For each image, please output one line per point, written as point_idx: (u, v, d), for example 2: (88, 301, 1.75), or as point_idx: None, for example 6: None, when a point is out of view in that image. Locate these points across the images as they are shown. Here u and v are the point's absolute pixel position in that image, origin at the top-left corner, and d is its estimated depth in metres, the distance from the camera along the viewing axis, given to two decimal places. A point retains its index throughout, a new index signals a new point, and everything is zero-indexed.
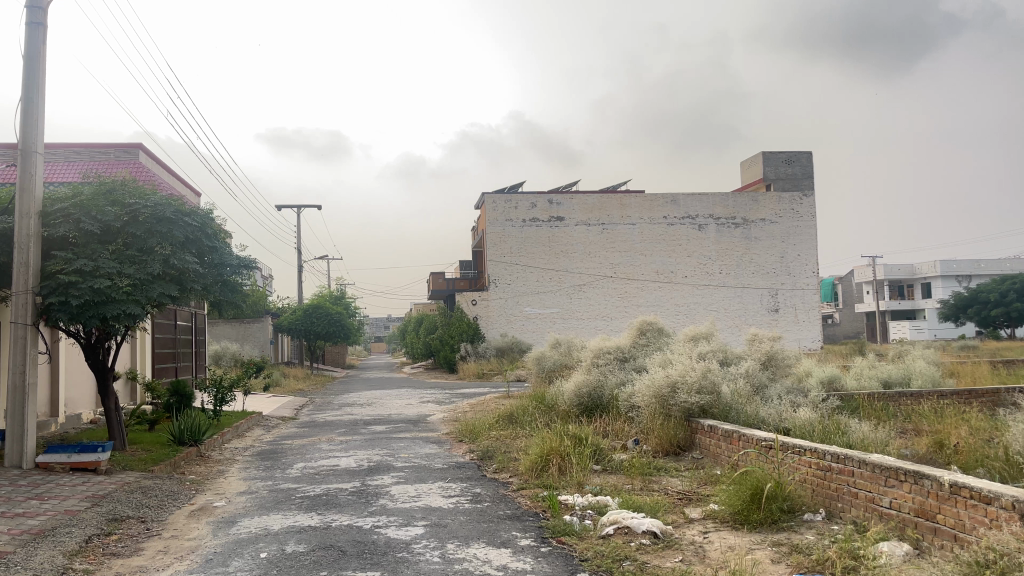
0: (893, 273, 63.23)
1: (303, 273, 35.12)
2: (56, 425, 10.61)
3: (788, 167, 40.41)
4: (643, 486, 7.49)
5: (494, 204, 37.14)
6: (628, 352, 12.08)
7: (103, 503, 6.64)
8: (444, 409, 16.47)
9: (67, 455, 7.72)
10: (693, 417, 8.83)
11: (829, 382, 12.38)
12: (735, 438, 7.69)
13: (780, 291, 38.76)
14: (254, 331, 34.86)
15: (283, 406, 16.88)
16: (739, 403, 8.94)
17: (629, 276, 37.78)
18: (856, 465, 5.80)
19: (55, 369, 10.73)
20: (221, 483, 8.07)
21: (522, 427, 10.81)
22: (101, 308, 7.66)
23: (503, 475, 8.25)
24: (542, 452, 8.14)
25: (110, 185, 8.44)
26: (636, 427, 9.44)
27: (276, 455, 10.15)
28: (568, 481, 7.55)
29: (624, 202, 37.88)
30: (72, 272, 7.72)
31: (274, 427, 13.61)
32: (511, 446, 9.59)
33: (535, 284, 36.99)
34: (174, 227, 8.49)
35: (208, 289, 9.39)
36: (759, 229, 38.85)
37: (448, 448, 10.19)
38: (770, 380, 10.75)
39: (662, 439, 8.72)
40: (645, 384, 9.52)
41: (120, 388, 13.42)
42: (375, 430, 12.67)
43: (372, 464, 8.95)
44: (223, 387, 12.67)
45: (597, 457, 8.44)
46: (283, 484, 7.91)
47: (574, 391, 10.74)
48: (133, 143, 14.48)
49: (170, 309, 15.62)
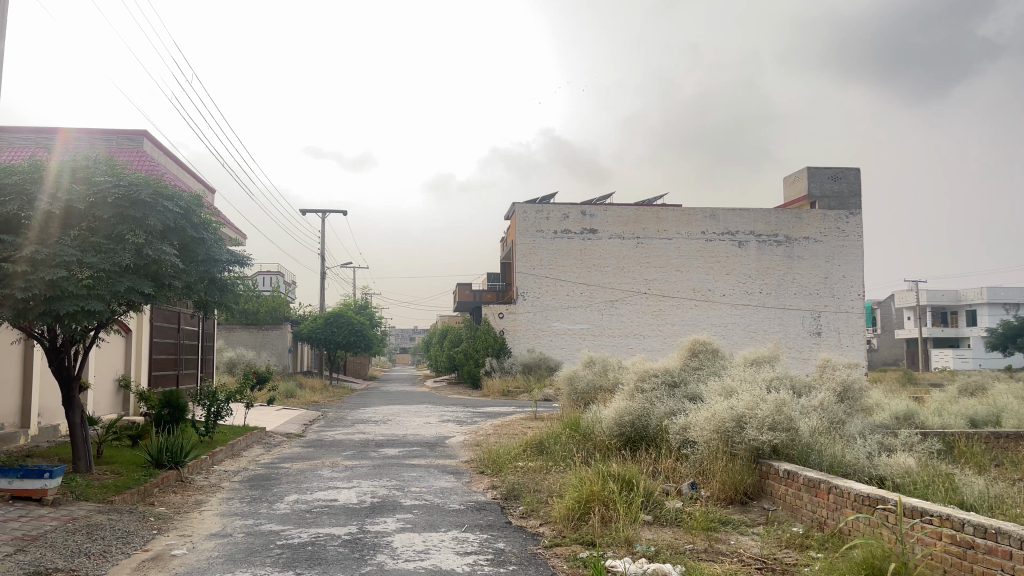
0: (936, 299, 60.73)
1: (324, 279, 33.90)
2: (26, 437, 9.46)
3: (833, 184, 38.52)
4: (708, 547, 5.97)
5: (526, 215, 35.83)
6: (679, 375, 10.48)
7: (30, 548, 5.19)
8: (466, 430, 15.03)
9: (7, 480, 6.32)
10: (763, 459, 7.33)
11: (908, 418, 10.75)
12: (824, 491, 6.22)
13: (823, 313, 36.83)
14: (272, 339, 33.89)
15: (290, 421, 15.51)
16: (821, 443, 7.37)
17: (664, 293, 36.10)
18: (1017, 546, 4.25)
19: (29, 373, 9.59)
20: (192, 521, 6.67)
21: (555, 460, 9.29)
22: (54, 305, 6.42)
23: (532, 523, 6.76)
24: (580, 497, 6.68)
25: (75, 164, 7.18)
26: (692, 467, 7.89)
27: (268, 483, 8.73)
28: (614, 537, 6.07)
29: (661, 216, 36.33)
30: (23, 260, 6.42)
31: (275, 446, 12.27)
32: (541, 484, 8.11)
33: (565, 298, 35.52)
34: (151, 213, 7.23)
35: (191, 287, 8.05)
36: (803, 248, 37.00)
37: (468, 483, 8.76)
38: (848, 414, 9.18)
39: (726, 485, 7.18)
40: (702, 416, 8.00)
41: (110, 396, 12.21)
42: (387, 455, 11.27)
43: (377, 501, 7.50)
44: (219, 400, 11.33)
45: (648, 506, 6.91)
46: (265, 525, 6.48)
47: (614, 419, 9.28)
48: (138, 130, 13.35)
49: (171, 311, 14.39)
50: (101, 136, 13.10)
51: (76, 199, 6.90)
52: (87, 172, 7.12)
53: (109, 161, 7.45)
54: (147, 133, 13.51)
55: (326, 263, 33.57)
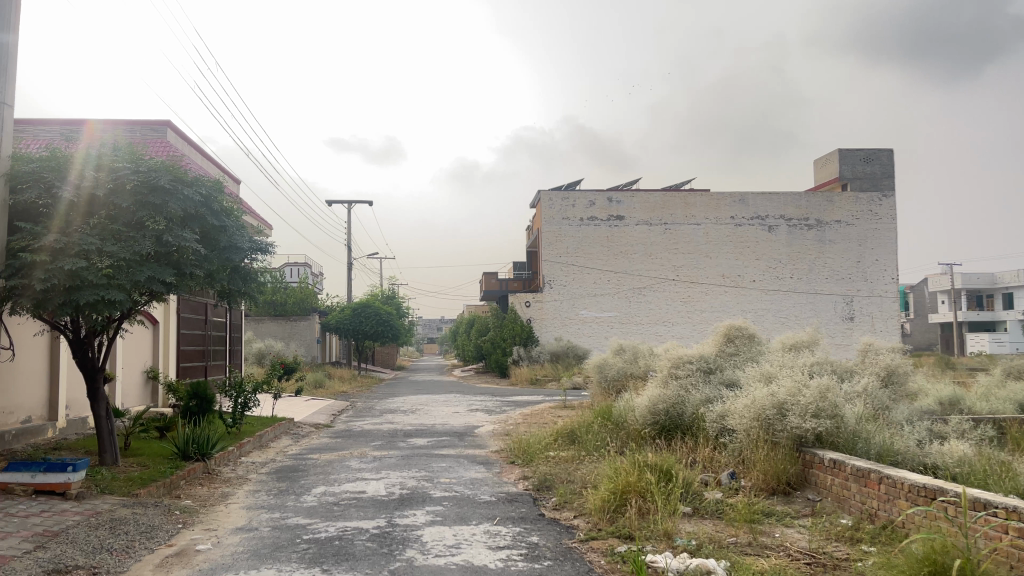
0: (972, 282, 59.34)
1: (351, 270, 33.84)
2: (54, 430, 9.41)
3: (866, 165, 37.65)
4: (752, 541, 5.69)
5: (551, 202, 35.50)
6: (714, 362, 10.13)
7: (51, 544, 5.05)
8: (494, 419, 14.83)
9: (30, 474, 6.21)
10: (806, 447, 7.01)
11: (954, 403, 10.32)
12: (875, 481, 5.91)
13: (856, 297, 36.13)
14: (301, 330, 34.00)
15: (318, 412, 15.43)
16: (868, 430, 7.03)
17: (693, 279, 35.60)
18: None
19: (56, 366, 9.53)
20: (218, 514, 6.52)
21: (587, 450, 9.03)
22: (73, 295, 6.31)
23: (565, 515, 6.53)
24: (615, 488, 6.42)
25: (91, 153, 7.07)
26: (731, 456, 7.57)
27: (296, 475, 8.58)
28: (652, 530, 5.81)
29: (689, 201, 35.75)
30: (41, 249, 6.33)
31: (303, 437, 12.14)
32: (574, 474, 7.85)
33: (592, 285, 35.20)
34: (172, 199, 7.10)
35: (214, 276, 7.91)
36: (834, 231, 36.24)
37: (498, 473, 8.53)
38: (893, 401, 8.81)
39: (768, 475, 6.88)
40: (741, 403, 7.68)
41: (139, 389, 12.16)
42: (416, 445, 11.10)
43: (405, 493, 7.30)
44: (246, 390, 11.21)
45: (687, 497, 6.63)
46: (292, 519, 6.31)
47: (648, 407, 9.00)
48: (161, 119, 13.24)
49: (197, 302, 14.33)
50: (124, 125, 13.02)
51: (92, 186, 6.80)
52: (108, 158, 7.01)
53: (128, 147, 7.34)
54: (170, 122, 13.39)
55: (351, 254, 33.52)
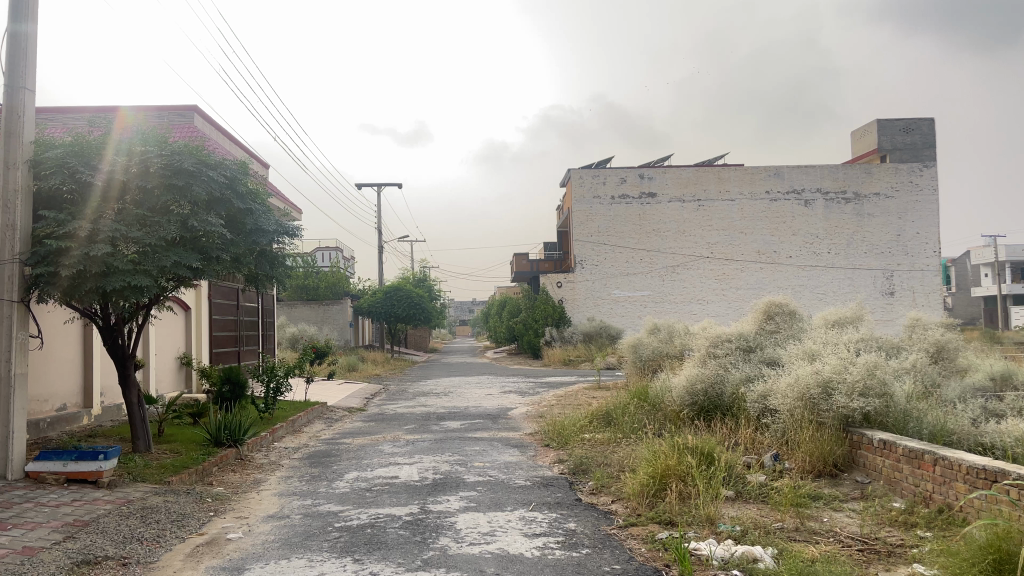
0: (1017, 254, 57.65)
1: (382, 253, 33.85)
2: (89, 417, 9.45)
3: (905, 136, 36.56)
4: (799, 526, 5.43)
5: (581, 180, 35.12)
6: (754, 340, 9.81)
7: (81, 534, 4.99)
8: (529, 401, 14.65)
9: (62, 463, 6.17)
10: (854, 428, 6.73)
11: (1008, 380, 9.88)
12: (928, 462, 5.62)
13: (896, 272, 35.26)
14: (333, 314, 34.19)
15: (352, 396, 15.40)
16: (919, 409, 6.72)
17: (728, 256, 35.03)
18: None
19: (89, 354, 9.55)
20: (250, 501, 6.44)
21: (624, 431, 8.82)
22: (100, 282, 6.23)
23: (603, 500, 6.34)
24: (654, 472, 6.20)
25: (118, 139, 6.95)
26: (774, 437, 7.30)
27: (329, 461, 8.49)
28: (693, 516, 5.59)
29: (723, 176, 35.09)
30: (67, 236, 6.24)
31: (336, 421, 12.10)
32: (611, 457, 7.65)
33: (624, 264, 34.84)
34: (196, 182, 7.00)
35: (240, 260, 7.82)
36: (873, 204, 35.33)
37: (533, 457, 8.35)
38: (944, 377, 8.43)
39: (813, 456, 6.61)
40: (783, 382, 7.40)
41: (174, 375, 12.19)
42: (449, 428, 10.97)
43: (438, 478, 7.16)
44: (278, 375, 11.16)
45: (729, 481, 6.39)
46: (323, 506, 6.20)
47: (685, 387, 8.75)
48: (188, 105, 13.19)
49: (228, 288, 14.34)
50: (152, 111, 13.00)
51: (119, 172, 6.69)
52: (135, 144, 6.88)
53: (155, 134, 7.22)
54: (197, 108, 13.34)
55: (382, 237, 33.53)
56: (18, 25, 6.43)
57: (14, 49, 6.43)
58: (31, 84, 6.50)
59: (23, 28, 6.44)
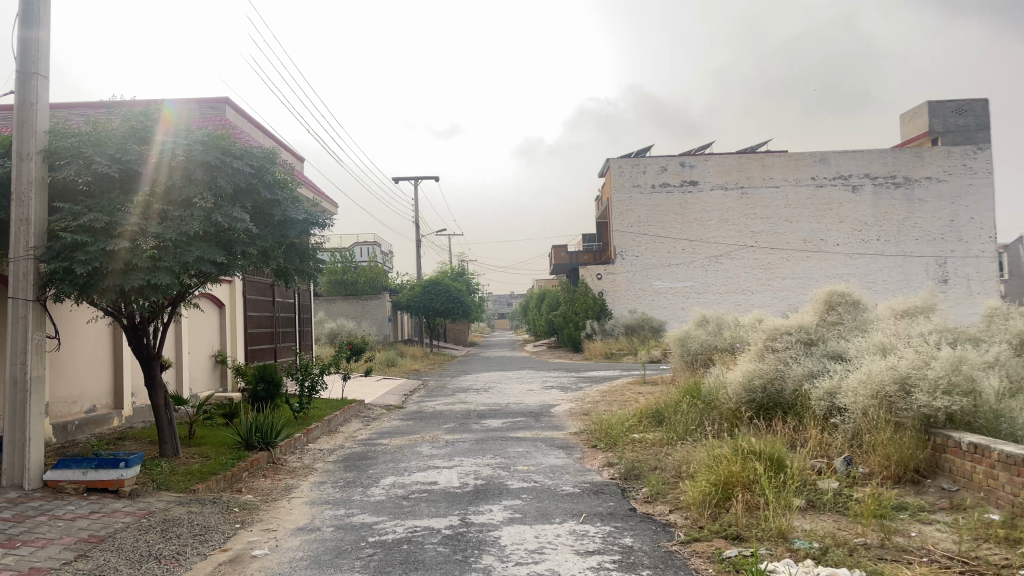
0: None
1: (419, 247, 33.52)
2: (120, 419, 9.18)
3: (959, 117, 35.03)
4: (884, 542, 4.82)
5: (621, 169, 34.38)
6: (816, 333, 9.11)
7: (94, 553, 4.60)
8: (570, 397, 14.10)
9: (81, 471, 5.85)
10: (937, 429, 6.06)
11: None
12: None
13: (951, 258, 33.84)
14: (372, 308, 34.01)
15: (390, 392, 15.04)
16: (1012, 410, 6.06)
17: (773, 245, 34.00)
18: None
19: (119, 354, 9.26)
20: (279, 512, 6.02)
21: (677, 431, 8.25)
22: (118, 280, 5.85)
23: (659, 510, 5.79)
24: (716, 480, 5.64)
25: (161, 132, 6.57)
26: (846, 439, 6.67)
27: (364, 464, 8.06)
28: (763, 530, 5.00)
29: (767, 162, 34.05)
30: (83, 230, 5.88)
31: (373, 420, 11.71)
32: (665, 460, 7.09)
33: (666, 255, 34.06)
34: (220, 175, 6.67)
35: (268, 254, 7.45)
36: (925, 189, 33.94)
37: (579, 460, 7.82)
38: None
39: (892, 461, 5.96)
40: (855, 378, 6.76)
41: (208, 373, 11.92)
42: (489, 427, 10.50)
43: (481, 485, 6.66)
44: (311, 373, 10.79)
45: (801, 489, 5.79)
46: (357, 517, 5.75)
47: (742, 384, 8.14)
48: (218, 97, 12.90)
49: (262, 284, 14.07)
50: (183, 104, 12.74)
51: (158, 171, 6.32)
52: (183, 140, 6.48)
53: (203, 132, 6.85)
54: (228, 100, 13.04)
55: (419, 231, 33.19)
56: (27, 31, 6.09)
57: (24, 34, 6.08)
58: (45, 70, 6.16)
59: (32, 35, 6.10)
